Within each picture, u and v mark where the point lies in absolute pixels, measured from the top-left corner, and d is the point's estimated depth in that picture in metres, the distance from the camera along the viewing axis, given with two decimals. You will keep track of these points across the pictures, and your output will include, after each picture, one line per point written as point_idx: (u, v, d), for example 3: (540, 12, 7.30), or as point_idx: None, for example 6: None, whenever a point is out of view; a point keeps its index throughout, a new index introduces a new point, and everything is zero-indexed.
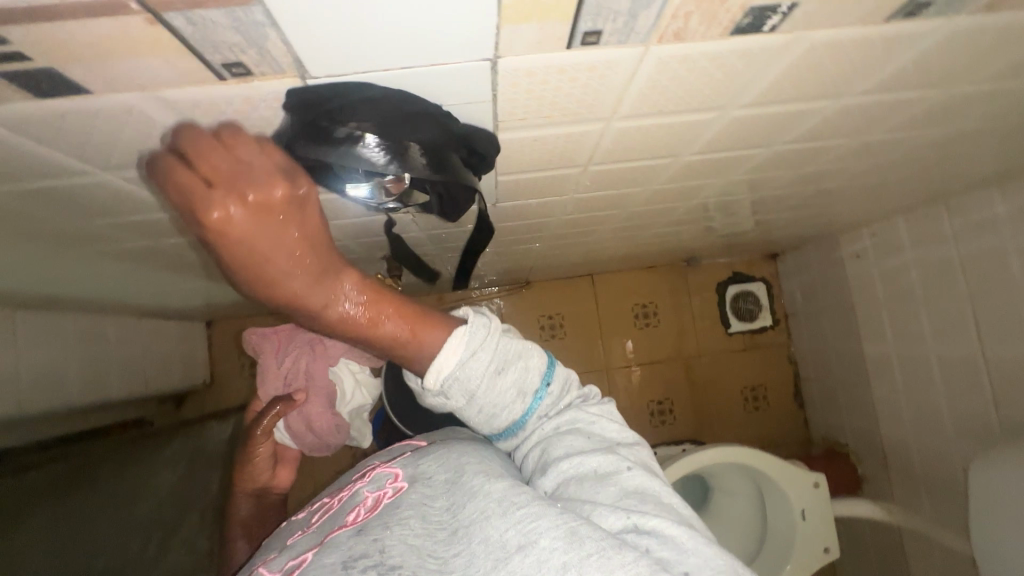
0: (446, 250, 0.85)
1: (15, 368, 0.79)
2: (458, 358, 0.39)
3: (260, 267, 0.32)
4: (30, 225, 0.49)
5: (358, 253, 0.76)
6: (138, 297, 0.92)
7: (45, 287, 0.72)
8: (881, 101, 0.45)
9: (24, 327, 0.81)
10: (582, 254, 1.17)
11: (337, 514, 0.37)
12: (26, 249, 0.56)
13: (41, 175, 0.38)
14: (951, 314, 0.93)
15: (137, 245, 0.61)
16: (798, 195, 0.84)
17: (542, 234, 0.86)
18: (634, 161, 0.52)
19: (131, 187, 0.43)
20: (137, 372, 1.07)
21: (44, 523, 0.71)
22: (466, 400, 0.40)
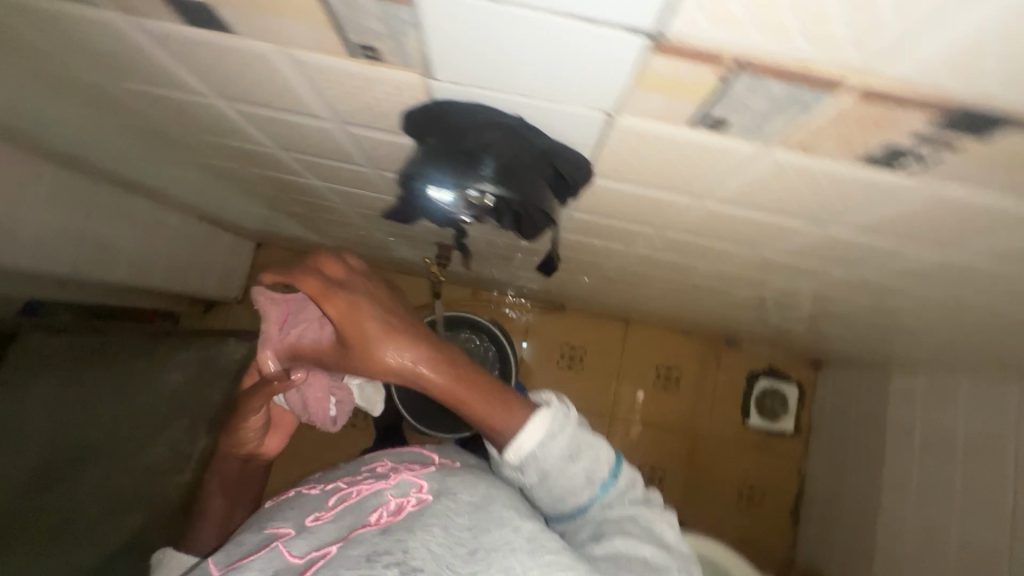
0: (498, 256, 0.85)
1: (81, 234, 0.84)
2: (539, 438, 0.42)
3: (368, 337, 0.40)
4: (138, 120, 0.52)
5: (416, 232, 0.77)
6: (206, 204, 0.97)
7: (131, 171, 0.76)
8: (992, 267, 0.42)
9: (101, 200, 0.86)
10: (623, 300, 1.16)
11: (356, 508, 0.36)
12: (127, 136, 0.59)
13: (163, 84, 0.41)
14: (989, 495, 0.86)
15: (221, 164, 0.64)
16: (865, 318, 0.80)
17: (595, 272, 0.85)
18: (711, 239, 0.51)
19: (235, 118, 0.45)
20: (182, 270, 1.13)
21: None
22: (538, 478, 0.42)
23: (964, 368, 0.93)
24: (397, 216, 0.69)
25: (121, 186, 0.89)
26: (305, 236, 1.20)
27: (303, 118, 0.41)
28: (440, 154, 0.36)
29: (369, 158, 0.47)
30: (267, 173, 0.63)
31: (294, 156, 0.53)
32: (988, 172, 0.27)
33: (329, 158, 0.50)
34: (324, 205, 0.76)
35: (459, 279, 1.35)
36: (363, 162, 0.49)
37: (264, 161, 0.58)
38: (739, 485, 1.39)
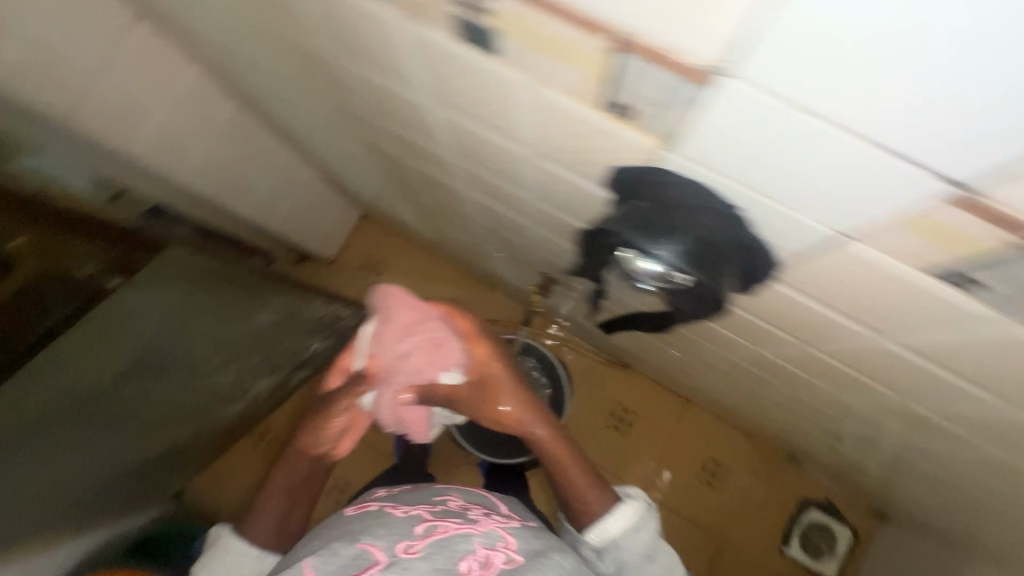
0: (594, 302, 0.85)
1: (235, 166, 0.92)
2: (620, 526, 0.50)
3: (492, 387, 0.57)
4: (342, 95, 0.56)
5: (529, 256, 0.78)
6: (342, 170, 1.03)
7: (299, 124, 0.83)
8: None
9: (260, 141, 0.94)
10: (695, 380, 1.12)
11: (450, 546, 0.45)
12: (320, 102, 0.65)
13: (389, 73, 0.44)
14: None
15: (382, 144, 0.67)
16: (968, 494, 0.72)
17: (685, 349, 0.82)
18: (851, 367, 0.47)
19: (434, 117, 0.48)
20: (296, 220, 1.20)
21: (159, 297, 0.81)
22: (613, 565, 0.50)
23: None
24: (521, 239, 0.71)
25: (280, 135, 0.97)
26: (411, 223, 1.26)
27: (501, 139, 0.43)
28: (642, 219, 0.36)
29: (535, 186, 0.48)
30: (421, 168, 0.67)
31: (462, 165, 0.55)
32: None
33: (496, 176, 0.53)
34: (453, 207, 0.80)
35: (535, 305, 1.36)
36: (528, 191, 0.51)
37: (428, 159, 0.61)
38: None
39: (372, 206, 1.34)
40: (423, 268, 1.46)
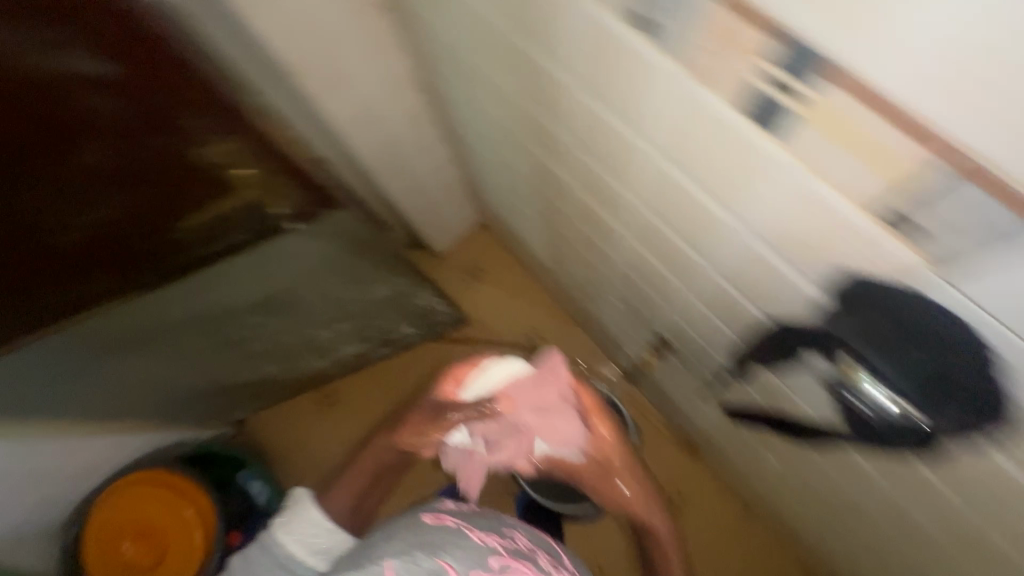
0: (695, 373, 0.83)
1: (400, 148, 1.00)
2: None
3: (617, 482, 0.72)
4: (548, 121, 0.60)
5: (652, 307, 0.78)
6: (489, 175, 1.10)
7: (475, 132, 0.90)
8: None
9: (428, 132, 1.01)
10: (764, 490, 1.06)
11: None
12: (516, 119, 0.69)
13: (618, 113, 0.45)
14: None
15: (553, 164, 0.70)
16: None
17: (772, 452, 0.79)
18: (998, 535, 0.44)
19: (637, 165, 0.49)
20: (424, 206, 1.27)
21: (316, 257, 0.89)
22: None
23: None
24: (656, 295, 0.72)
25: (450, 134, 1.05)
26: (529, 244, 1.31)
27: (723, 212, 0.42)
28: (881, 331, 0.36)
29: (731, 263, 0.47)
30: (584, 204, 0.70)
31: (642, 217, 0.56)
32: None
33: (670, 232, 0.53)
34: (592, 245, 0.82)
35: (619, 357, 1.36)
36: (708, 260, 0.51)
37: (600, 199, 0.64)
38: None
39: (497, 217, 1.41)
40: (519, 288, 1.59)
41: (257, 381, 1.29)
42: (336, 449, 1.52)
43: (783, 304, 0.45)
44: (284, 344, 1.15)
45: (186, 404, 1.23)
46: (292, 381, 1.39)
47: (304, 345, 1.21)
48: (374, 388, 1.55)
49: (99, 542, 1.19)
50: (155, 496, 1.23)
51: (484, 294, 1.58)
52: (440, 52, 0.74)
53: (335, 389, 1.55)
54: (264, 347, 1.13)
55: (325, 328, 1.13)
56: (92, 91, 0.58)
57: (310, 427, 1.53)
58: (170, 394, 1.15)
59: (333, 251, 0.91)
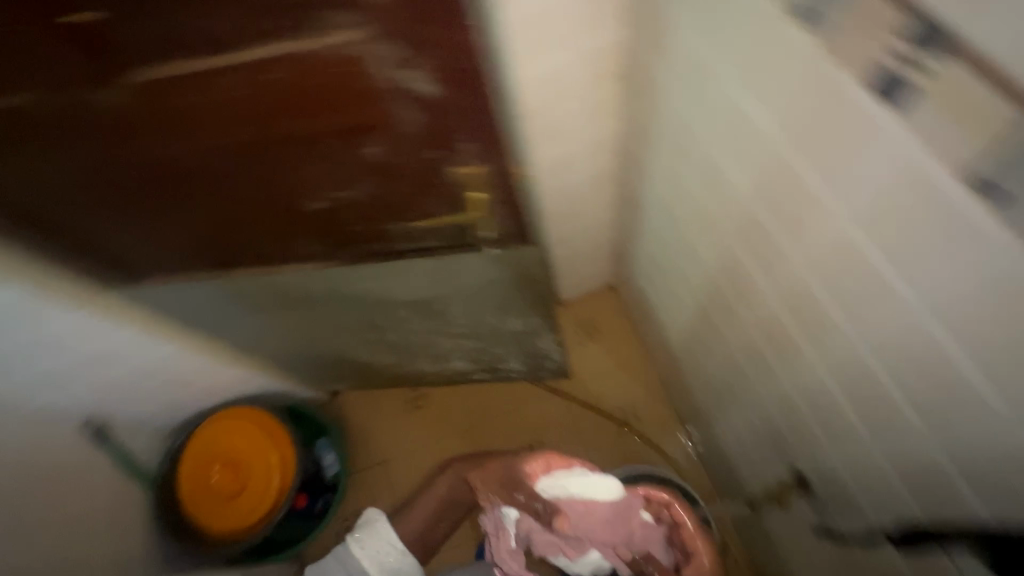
0: (815, 511, 0.80)
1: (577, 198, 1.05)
2: None
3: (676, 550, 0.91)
4: (773, 234, 0.61)
5: (794, 430, 0.76)
6: (647, 241, 1.14)
7: (663, 211, 0.95)
8: None
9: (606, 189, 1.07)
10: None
11: None
12: (726, 218, 0.70)
13: (885, 252, 0.45)
14: None
15: (742, 263, 0.71)
16: None
17: None
18: None
19: (883, 305, 0.48)
20: (567, 251, 1.33)
21: (487, 279, 0.91)
22: None
23: None
24: (814, 426, 0.70)
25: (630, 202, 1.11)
26: (660, 323, 1.32)
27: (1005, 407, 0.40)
28: None
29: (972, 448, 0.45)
30: (766, 315, 0.70)
31: (853, 361, 0.55)
32: None
33: (884, 376, 0.52)
34: (751, 353, 0.81)
35: (716, 463, 1.31)
36: (925, 428, 0.49)
37: (799, 320, 0.63)
38: None
39: (633, 287, 1.44)
40: (628, 360, 1.58)
41: (371, 364, 1.37)
42: (409, 450, 1.56)
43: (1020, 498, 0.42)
44: (412, 341, 1.23)
45: (306, 359, 1.33)
46: (397, 374, 1.47)
47: (426, 348, 1.28)
48: (461, 405, 1.59)
49: (198, 460, 1.30)
50: (249, 434, 1.33)
51: (592, 353, 1.59)
52: (671, 137, 0.79)
53: (426, 393, 1.61)
54: (395, 337, 1.20)
55: (456, 333, 1.18)
56: (407, 101, 0.54)
57: (394, 418, 1.60)
58: (303, 349, 1.26)
59: (503, 280, 0.92)
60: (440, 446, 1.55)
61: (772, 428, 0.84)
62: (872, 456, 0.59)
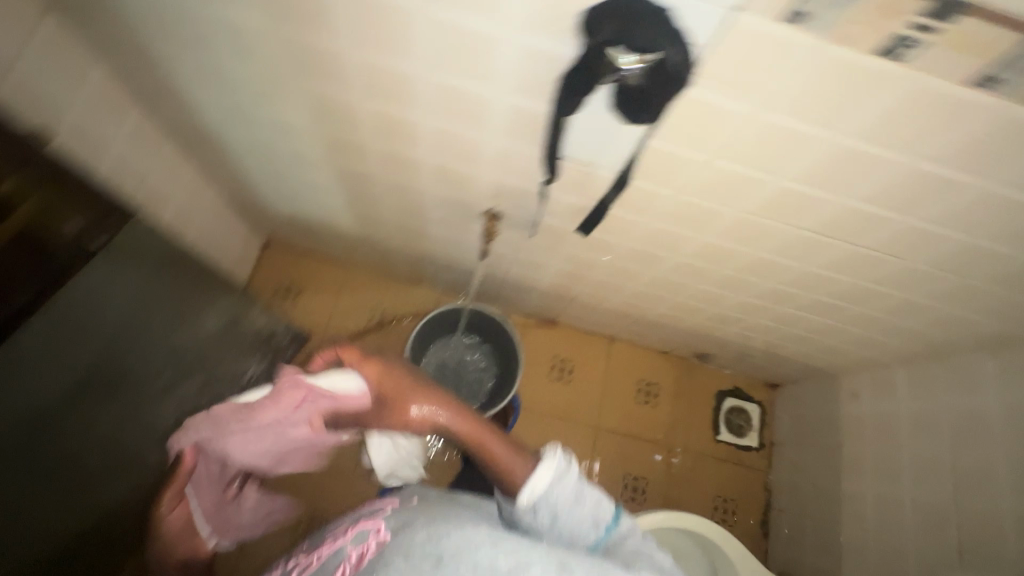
0: (531, 232, 1.06)
1: (143, 175, 0.99)
2: (546, 481, 0.64)
3: (375, 371, 0.75)
4: (283, 66, 0.75)
5: (475, 199, 0.98)
6: (253, 176, 1.14)
7: (228, 136, 0.99)
8: (925, 174, 0.64)
9: (165, 152, 1.03)
10: (635, 294, 1.28)
11: (327, 565, 0.61)
12: (327, 30, 0.66)
13: (324, 23, 0.65)
14: (932, 461, 1.13)
15: (306, 109, 0.83)
16: (815, 302, 1.07)
17: (605, 255, 1.09)
18: (746, 169, 0.70)
19: (371, 55, 0.68)
20: (205, 243, 1.25)
21: (124, 283, 0.85)
22: (549, 517, 0.64)
23: (899, 359, 1.24)
24: (470, 179, 0.91)
25: (190, 150, 1.08)
26: (334, 228, 1.33)
27: (794, 8, 0.48)
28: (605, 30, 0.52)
29: (711, 36, 0.53)
30: (423, 90, 0.72)
31: (539, 46, 0.59)
32: (950, 63, 0.50)
33: (426, 95, 0.72)
34: (425, 155, 0.88)
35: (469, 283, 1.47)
36: (452, 106, 0.73)
37: (368, 112, 0.80)
38: (714, 497, 1.60)
39: (295, 232, 1.45)
40: (344, 281, 1.57)
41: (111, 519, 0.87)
42: None
43: (531, 90, 0.66)
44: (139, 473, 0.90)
45: None
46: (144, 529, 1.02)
47: (146, 429, 0.92)
48: None
49: None
50: None
51: (311, 302, 1.54)
52: (153, 59, 0.81)
53: None
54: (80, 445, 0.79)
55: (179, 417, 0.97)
56: None
57: None
58: None
59: (137, 274, 0.87)
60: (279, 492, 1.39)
61: (463, 214, 1.06)
62: (498, 155, 0.81)
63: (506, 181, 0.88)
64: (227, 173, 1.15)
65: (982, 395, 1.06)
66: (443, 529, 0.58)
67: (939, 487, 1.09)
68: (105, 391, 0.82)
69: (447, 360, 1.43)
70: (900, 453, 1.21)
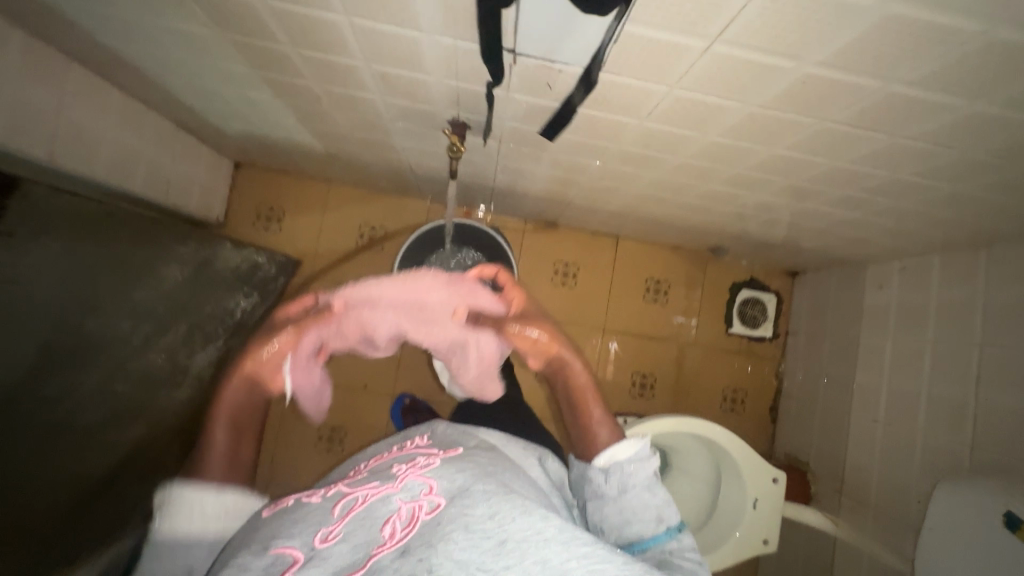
0: (507, 140, 0.91)
1: (56, 116, 0.87)
2: (629, 455, 0.72)
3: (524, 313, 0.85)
4: None
5: (433, 109, 0.83)
6: (187, 98, 1.00)
7: (135, 55, 0.83)
8: (1006, 46, 0.46)
9: (76, 84, 0.89)
10: (635, 195, 1.14)
11: (374, 519, 0.56)
12: None
13: None
14: (956, 359, 1.05)
15: (201, 20, 0.67)
16: (842, 196, 0.92)
17: (594, 159, 0.94)
18: (754, 57, 0.54)
19: None
20: (161, 178, 1.16)
21: (54, 252, 0.84)
22: (617, 490, 0.70)
23: (937, 249, 1.11)
24: (420, 86, 0.75)
25: (105, 76, 0.93)
26: (296, 145, 1.20)
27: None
28: None
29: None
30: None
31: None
32: None
33: None
34: (357, 64, 0.72)
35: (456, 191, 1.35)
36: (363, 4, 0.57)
37: (272, 18, 0.64)
38: (723, 388, 1.60)
39: (260, 151, 1.32)
40: (326, 199, 1.47)
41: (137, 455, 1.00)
42: (283, 442, 1.43)
43: None
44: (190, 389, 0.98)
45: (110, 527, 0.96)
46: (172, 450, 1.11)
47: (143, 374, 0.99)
48: None
49: None
50: None
51: (295, 225, 1.46)
52: None
53: None
54: (74, 402, 0.86)
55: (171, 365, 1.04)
56: None
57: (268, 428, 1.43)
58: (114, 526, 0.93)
59: (59, 238, 0.86)
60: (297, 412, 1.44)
61: (425, 125, 0.91)
62: (442, 58, 0.65)
63: (463, 87, 0.73)
64: (158, 97, 1.01)
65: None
66: (514, 510, 0.52)
67: (959, 385, 1.04)
68: (80, 355, 0.86)
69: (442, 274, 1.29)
70: (921, 347, 1.14)
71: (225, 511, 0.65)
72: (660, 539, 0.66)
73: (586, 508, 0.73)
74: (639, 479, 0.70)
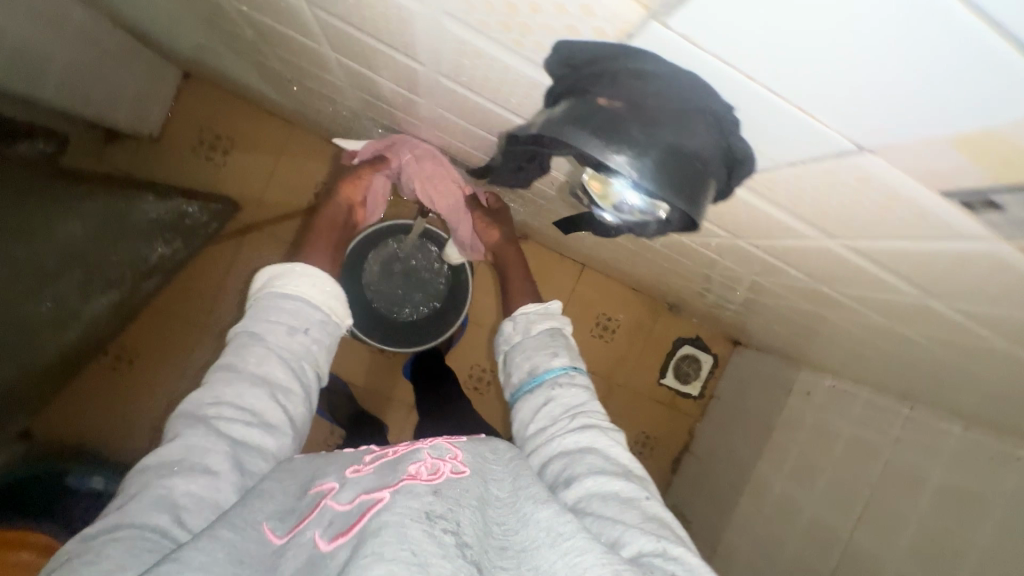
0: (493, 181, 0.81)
1: None
2: (538, 307, 0.88)
3: (503, 215, 1.05)
4: None
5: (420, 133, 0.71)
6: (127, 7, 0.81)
7: None
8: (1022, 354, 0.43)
9: None
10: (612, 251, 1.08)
11: (401, 461, 0.54)
12: None
13: None
14: (846, 491, 1.12)
15: None
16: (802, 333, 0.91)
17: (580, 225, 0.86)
18: (775, 258, 0.48)
19: None
20: (83, 81, 0.96)
21: None
22: (519, 334, 0.85)
23: (867, 384, 1.15)
24: (414, 122, 0.65)
25: None
26: (261, 89, 1.03)
27: (989, 195, 0.27)
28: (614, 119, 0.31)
29: (805, 159, 0.31)
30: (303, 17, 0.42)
31: (476, 43, 0.35)
32: None
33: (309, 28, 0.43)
34: (338, 78, 0.60)
35: None
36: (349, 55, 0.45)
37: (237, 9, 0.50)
38: (638, 433, 1.65)
39: (214, 73, 1.12)
40: (283, 143, 1.30)
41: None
42: (175, 390, 1.31)
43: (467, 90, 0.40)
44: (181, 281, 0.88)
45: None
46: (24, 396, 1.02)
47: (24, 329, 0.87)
48: (221, 312, 1.31)
49: None
50: None
51: (242, 164, 1.29)
52: None
53: (132, 342, 1.29)
54: None
55: (58, 315, 0.91)
56: None
57: (159, 375, 1.30)
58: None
59: None
60: (197, 366, 1.31)
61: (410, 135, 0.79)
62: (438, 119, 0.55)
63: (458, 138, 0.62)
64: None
65: (931, 457, 0.99)
66: (518, 517, 0.51)
67: (841, 514, 1.11)
68: None
69: (396, 261, 1.21)
70: (822, 465, 1.21)
71: (330, 298, 0.77)
72: (554, 372, 0.77)
73: (504, 358, 0.85)
74: (541, 328, 0.84)
